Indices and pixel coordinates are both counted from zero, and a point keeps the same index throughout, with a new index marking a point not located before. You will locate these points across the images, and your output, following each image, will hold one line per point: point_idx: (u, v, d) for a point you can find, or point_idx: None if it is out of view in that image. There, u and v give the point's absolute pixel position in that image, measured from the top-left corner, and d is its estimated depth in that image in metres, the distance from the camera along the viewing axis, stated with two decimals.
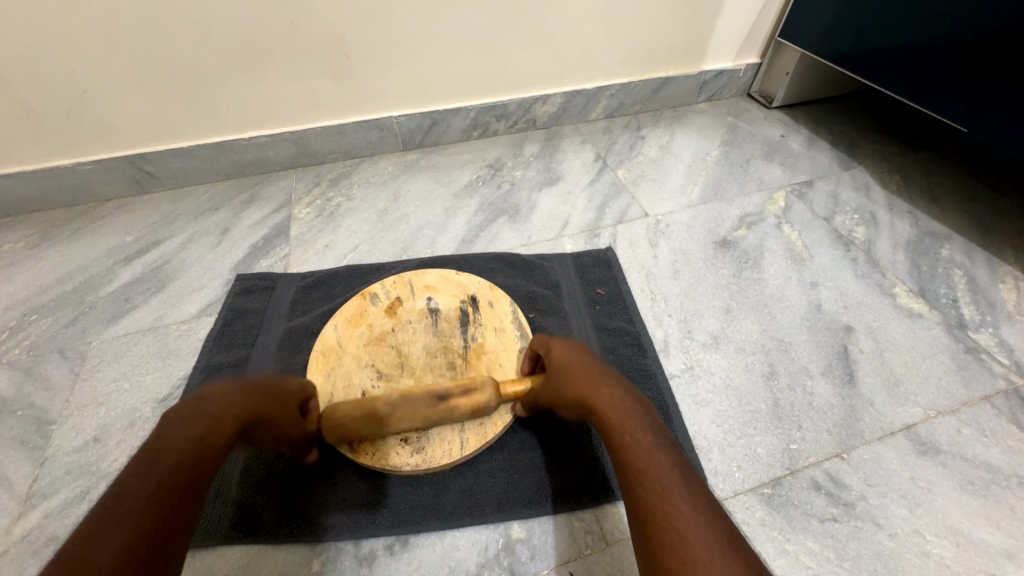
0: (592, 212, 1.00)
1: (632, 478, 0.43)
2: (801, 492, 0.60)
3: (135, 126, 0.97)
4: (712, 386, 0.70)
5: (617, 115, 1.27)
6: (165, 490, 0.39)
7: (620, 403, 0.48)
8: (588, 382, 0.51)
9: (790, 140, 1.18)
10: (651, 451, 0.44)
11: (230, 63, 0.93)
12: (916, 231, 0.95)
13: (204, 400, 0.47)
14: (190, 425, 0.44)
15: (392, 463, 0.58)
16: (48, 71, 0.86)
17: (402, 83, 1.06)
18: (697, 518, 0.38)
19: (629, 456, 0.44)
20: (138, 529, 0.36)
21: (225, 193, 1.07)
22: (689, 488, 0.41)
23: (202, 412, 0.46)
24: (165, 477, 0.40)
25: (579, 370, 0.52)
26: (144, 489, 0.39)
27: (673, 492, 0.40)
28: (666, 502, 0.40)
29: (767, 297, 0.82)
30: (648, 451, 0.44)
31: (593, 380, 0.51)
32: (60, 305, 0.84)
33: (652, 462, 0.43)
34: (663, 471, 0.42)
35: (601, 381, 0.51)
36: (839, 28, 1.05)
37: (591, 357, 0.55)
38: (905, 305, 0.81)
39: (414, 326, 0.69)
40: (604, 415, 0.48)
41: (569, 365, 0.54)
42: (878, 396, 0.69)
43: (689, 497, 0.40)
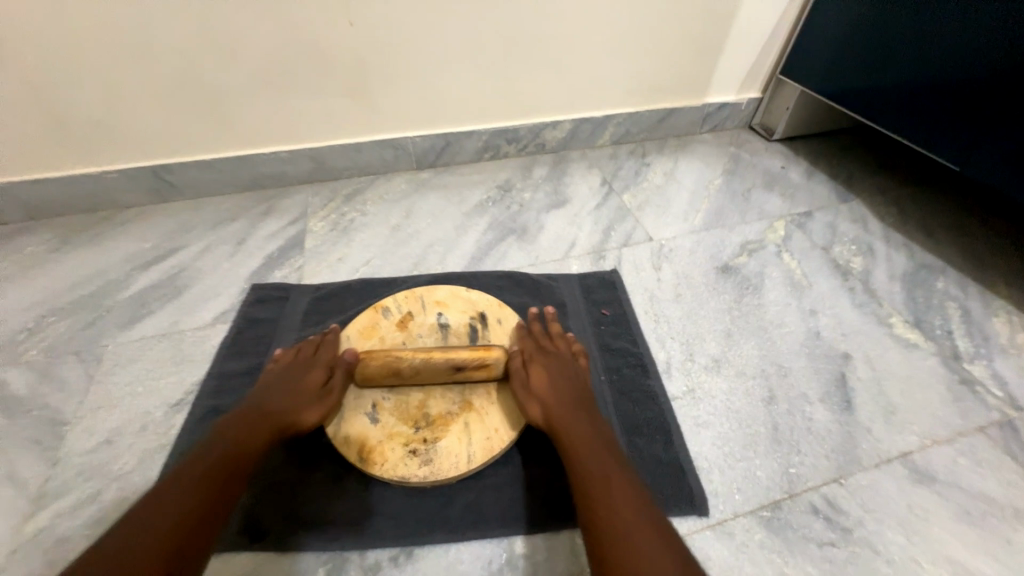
0: (598, 235, 1.03)
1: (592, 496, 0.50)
2: (799, 516, 0.60)
3: (162, 139, 1.02)
4: (713, 408, 0.71)
5: (623, 142, 1.32)
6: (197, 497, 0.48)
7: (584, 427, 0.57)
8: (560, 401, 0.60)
9: (790, 172, 1.23)
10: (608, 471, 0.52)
11: (260, 82, 0.98)
12: (911, 263, 0.98)
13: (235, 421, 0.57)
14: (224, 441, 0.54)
15: (400, 473, 0.59)
16: (88, 83, 0.91)
17: (420, 106, 1.11)
18: (644, 535, 0.46)
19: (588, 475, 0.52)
20: (173, 529, 0.45)
21: (243, 204, 1.10)
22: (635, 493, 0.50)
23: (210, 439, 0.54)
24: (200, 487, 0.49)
25: (549, 393, 0.61)
26: (182, 494, 0.47)
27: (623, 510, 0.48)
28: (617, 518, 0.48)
29: (766, 323, 0.84)
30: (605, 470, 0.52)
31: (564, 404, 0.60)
32: (78, 307, 0.86)
33: (608, 482, 0.51)
34: (616, 490, 0.50)
35: (567, 401, 0.61)
36: (837, 68, 1.11)
37: (559, 379, 0.63)
38: (901, 334, 0.83)
39: (424, 340, 0.71)
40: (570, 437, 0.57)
41: (540, 388, 0.62)
42: (875, 424, 0.70)
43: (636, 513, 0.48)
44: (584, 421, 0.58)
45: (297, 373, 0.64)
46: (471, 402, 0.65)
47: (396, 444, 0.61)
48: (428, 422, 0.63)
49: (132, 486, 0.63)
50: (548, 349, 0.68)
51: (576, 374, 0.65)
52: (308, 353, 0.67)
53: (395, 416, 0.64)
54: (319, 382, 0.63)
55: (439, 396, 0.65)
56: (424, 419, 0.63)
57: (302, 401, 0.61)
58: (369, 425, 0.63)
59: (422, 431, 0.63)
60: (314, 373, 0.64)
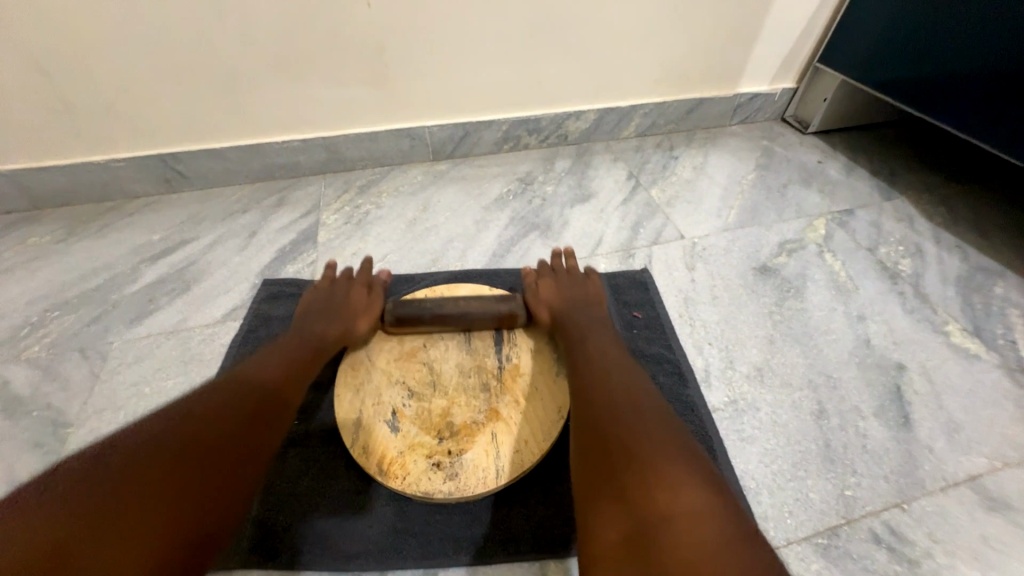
0: (626, 232, 0.97)
1: (580, 363, 0.58)
2: (860, 545, 0.55)
3: (171, 126, 0.97)
4: (758, 422, 0.66)
5: (648, 134, 1.26)
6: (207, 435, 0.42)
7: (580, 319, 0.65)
8: (562, 303, 0.68)
9: (828, 167, 1.16)
10: (598, 348, 0.59)
11: (270, 67, 0.93)
12: (965, 266, 0.91)
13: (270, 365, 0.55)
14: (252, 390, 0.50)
15: (423, 489, 0.55)
16: (93, 68, 0.87)
17: (438, 92, 1.05)
18: (621, 386, 0.52)
19: (581, 351, 0.59)
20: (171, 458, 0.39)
21: (254, 195, 1.06)
22: (631, 393, 0.51)
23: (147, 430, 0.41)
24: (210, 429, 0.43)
25: (555, 299, 0.69)
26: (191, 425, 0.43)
27: (607, 371, 0.55)
28: (600, 376, 0.54)
29: (811, 329, 0.78)
30: (596, 348, 0.59)
31: (566, 305, 0.68)
32: (84, 302, 0.82)
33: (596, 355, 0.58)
34: (602, 360, 0.57)
35: (571, 302, 0.68)
36: (887, 54, 1.03)
37: (565, 289, 0.71)
38: (959, 344, 0.77)
39: (446, 342, 0.67)
40: (568, 327, 0.64)
41: (549, 297, 0.69)
42: (938, 442, 0.64)
43: (618, 372, 0.55)
44: (584, 317, 0.66)
45: (339, 293, 0.69)
46: (499, 411, 0.60)
47: (419, 456, 0.57)
48: (452, 432, 0.58)
49: None
50: (563, 268, 0.76)
51: (586, 287, 0.72)
52: (342, 283, 0.72)
53: (417, 425, 0.59)
54: (365, 298, 0.69)
55: (464, 403, 0.61)
56: (449, 429, 0.59)
57: (353, 313, 0.66)
58: (389, 435, 0.58)
59: (446, 442, 0.58)
60: (356, 292, 0.70)
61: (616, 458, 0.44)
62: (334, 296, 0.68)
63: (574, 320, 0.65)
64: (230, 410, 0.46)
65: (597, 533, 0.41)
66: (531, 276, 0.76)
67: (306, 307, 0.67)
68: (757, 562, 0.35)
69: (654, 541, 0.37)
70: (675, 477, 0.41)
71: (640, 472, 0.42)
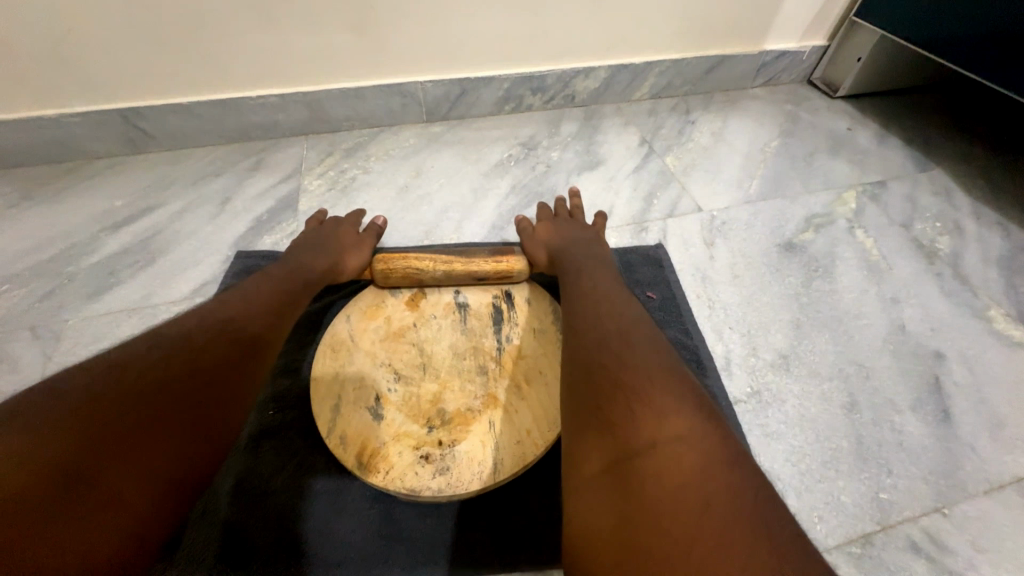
0: (638, 203, 0.88)
1: (573, 291, 0.55)
2: (895, 554, 0.50)
3: (129, 76, 0.86)
4: (784, 416, 0.60)
5: (663, 96, 1.15)
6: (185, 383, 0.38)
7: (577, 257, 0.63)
8: (561, 245, 0.67)
9: (858, 135, 1.06)
10: (593, 279, 0.56)
11: (237, 7, 0.81)
12: (1009, 245, 0.83)
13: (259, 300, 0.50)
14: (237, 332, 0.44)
15: (409, 484, 0.48)
16: (30, 5, 0.75)
17: (430, 41, 0.93)
18: (612, 310, 0.49)
19: (575, 282, 0.57)
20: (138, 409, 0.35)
21: (228, 158, 0.96)
22: (620, 321, 0.47)
23: (123, 364, 0.37)
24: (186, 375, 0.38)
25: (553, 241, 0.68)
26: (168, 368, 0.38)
27: (600, 297, 0.52)
28: (591, 301, 0.51)
29: (842, 313, 0.71)
30: (590, 279, 0.56)
31: (564, 247, 0.66)
32: (37, 274, 0.74)
33: (590, 284, 0.55)
34: (596, 289, 0.54)
35: (570, 244, 0.66)
36: (937, 4, 0.91)
37: (565, 233, 0.69)
38: (1002, 331, 0.70)
39: (438, 322, 0.59)
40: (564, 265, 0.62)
41: (549, 241, 0.69)
42: (980, 440, 0.58)
43: (611, 298, 0.51)
44: (583, 255, 0.63)
45: (328, 231, 0.69)
46: (496, 399, 0.53)
47: (405, 448, 0.50)
48: (443, 421, 0.52)
49: None
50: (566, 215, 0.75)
51: (588, 233, 0.70)
52: (329, 224, 0.71)
53: (404, 413, 0.52)
54: (354, 237, 0.69)
55: (457, 389, 0.54)
56: (439, 418, 0.52)
57: (344, 248, 0.66)
58: (372, 423, 0.52)
59: (437, 432, 0.51)
60: (343, 233, 0.69)
61: (602, 386, 0.40)
62: (322, 233, 0.68)
63: (572, 257, 0.63)
64: (212, 346, 0.41)
65: (576, 463, 0.37)
66: (527, 221, 0.76)
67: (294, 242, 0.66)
68: (748, 485, 0.32)
69: (638, 469, 0.34)
70: (664, 403, 0.37)
71: (627, 401, 0.38)
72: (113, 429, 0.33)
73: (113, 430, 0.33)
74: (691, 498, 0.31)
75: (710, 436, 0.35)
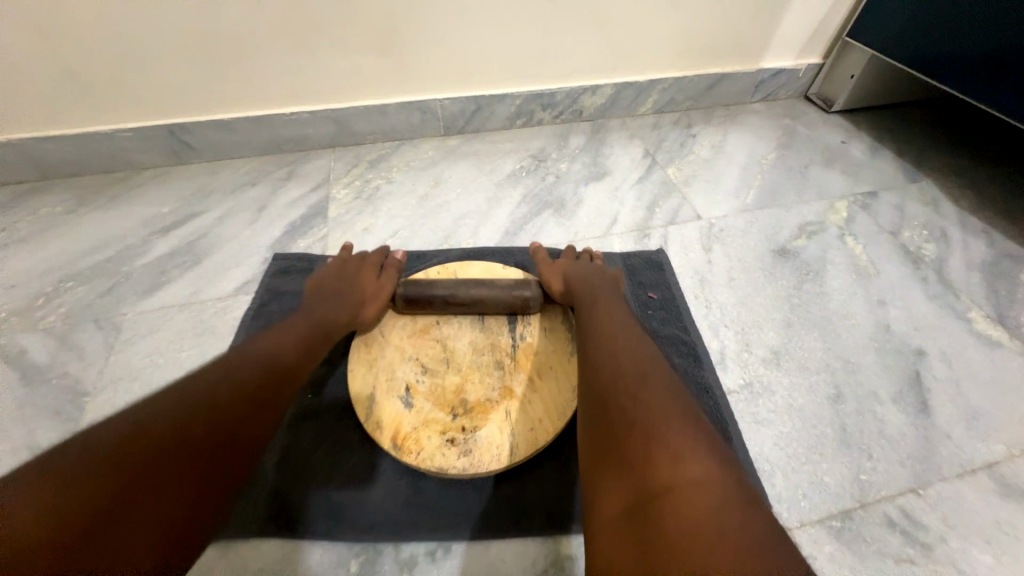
0: (641, 211, 0.95)
1: (588, 325, 0.57)
2: (873, 528, 0.55)
3: (177, 95, 0.95)
4: (773, 405, 0.65)
5: (666, 111, 1.22)
6: (199, 421, 0.41)
7: (590, 287, 0.64)
8: (576, 275, 0.68)
9: (851, 148, 1.12)
10: (608, 313, 0.59)
11: (276, 33, 0.90)
12: (992, 252, 0.88)
13: (276, 343, 0.53)
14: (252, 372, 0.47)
15: (437, 464, 0.54)
16: (96, 33, 0.84)
17: (450, 62, 1.01)
18: (628, 347, 0.52)
19: (590, 315, 0.59)
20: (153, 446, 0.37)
21: (263, 169, 1.04)
22: (637, 361, 0.49)
23: (144, 414, 0.40)
24: (201, 414, 0.41)
25: (569, 272, 0.69)
26: (186, 407, 0.41)
27: (616, 333, 0.54)
28: (608, 336, 0.54)
29: (830, 314, 0.77)
30: (605, 313, 0.59)
31: (579, 278, 0.67)
32: (96, 273, 0.82)
33: (605, 318, 0.57)
34: (610, 324, 0.56)
35: (585, 275, 0.68)
36: (923, 27, 0.98)
37: (581, 266, 0.70)
38: (982, 331, 0.75)
39: (459, 320, 0.66)
40: (577, 296, 0.64)
41: (566, 271, 0.69)
42: (955, 429, 0.63)
43: (626, 335, 0.54)
44: (598, 286, 0.65)
45: (350, 272, 0.68)
46: (513, 389, 0.60)
47: (433, 432, 0.57)
48: (466, 409, 0.58)
49: None
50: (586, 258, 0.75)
51: (604, 268, 0.71)
52: (353, 263, 0.70)
53: (430, 402, 0.59)
54: (374, 281, 0.67)
55: (477, 381, 0.60)
56: (462, 406, 0.59)
57: (362, 296, 0.64)
58: (403, 410, 0.58)
59: (460, 419, 0.58)
60: (366, 275, 0.68)
61: (622, 430, 0.43)
62: (344, 276, 0.67)
63: (587, 288, 0.65)
64: (226, 403, 0.43)
65: (600, 505, 0.40)
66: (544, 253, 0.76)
67: (316, 285, 0.66)
68: (762, 528, 0.34)
69: (658, 509, 0.36)
70: (680, 444, 0.40)
71: (646, 446, 0.40)
72: (135, 471, 0.36)
73: (125, 487, 0.35)
74: (706, 537, 0.33)
75: (726, 476, 0.37)
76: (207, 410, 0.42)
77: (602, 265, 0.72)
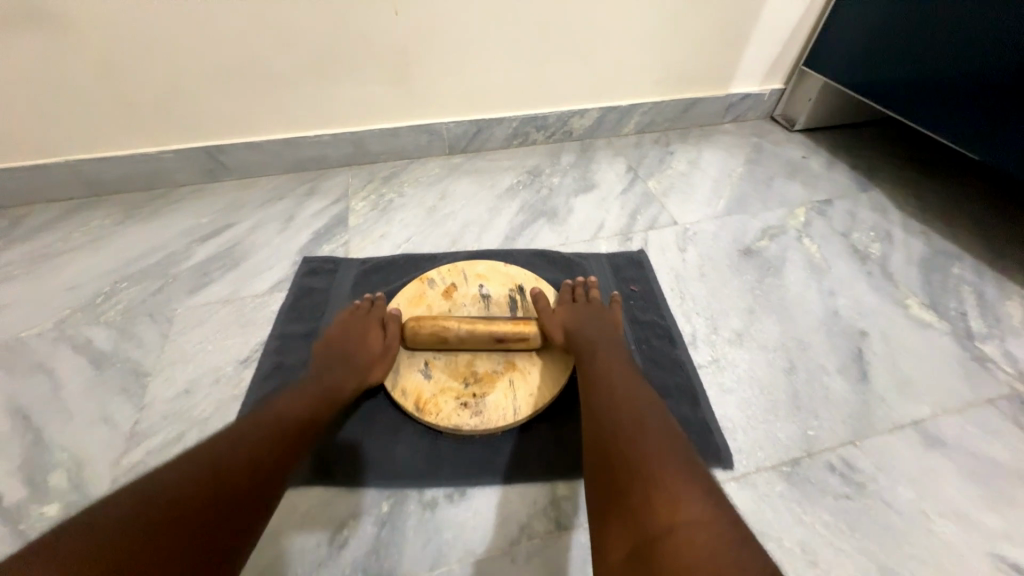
0: (625, 218, 1.08)
1: (588, 372, 0.63)
2: (817, 472, 0.66)
3: (217, 120, 1.08)
4: (736, 376, 0.77)
5: (647, 131, 1.36)
6: (204, 487, 0.44)
7: (588, 335, 0.69)
8: (574, 323, 0.71)
9: (811, 162, 1.26)
10: (606, 359, 0.64)
11: (307, 67, 1.04)
12: (929, 250, 1.01)
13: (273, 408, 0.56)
14: (250, 436, 0.51)
15: (453, 422, 0.65)
16: (153, 69, 0.98)
17: (456, 91, 1.16)
18: (625, 394, 0.57)
19: (589, 362, 0.64)
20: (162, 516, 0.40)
21: (288, 185, 1.17)
22: (634, 409, 0.55)
23: (152, 484, 0.43)
24: (204, 480, 0.44)
25: (567, 320, 0.71)
26: (190, 477, 0.44)
27: (613, 381, 0.60)
28: (607, 384, 0.60)
29: (787, 302, 0.89)
30: (603, 359, 0.64)
31: (577, 325, 0.71)
32: (147, 275, 0.93)
33: (603, 365, 0.63)
34: (608, 371, 0.62)
35: (583, 322, 0.71)
36: (864, 58, 1.13)
37: (579, 312, 0.73)
38: (917, 315, 0.87)
39: (468, 308, 0.78)
40: (577, 342, 0.68)
41: (565, 318, 0.72)
42: (889, 393, 0.75)
43: (623, 383, 0.59)
44: (596, 333, 0.69)
45: (355, 333, 0.70)
46: (515, 363, 0.71)
47: (449, 398, 0.68)
48: (476, 379, 0.69)
49: (211, 429, 0.70)
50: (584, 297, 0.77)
51: (602, 313, 0.74)
52: (356, 320, 0.73)
53: (446, 373, 0.70)
54: (379, 343, 0.70)
55: (485, 356, 0.72)
56: (473, 376, 0.70)
57: (368, 362, 0.67)
58: (423, 380, 0.69)
59: (471, 387, 0.69)
60: (372, 336, 0.70)
61: (625, 476, 0.48)
62: (350, 337, 0.69)
63: (585, 333, 0.69)
64: (228, 468, 0.46)
65: (608, 550, 0.44)
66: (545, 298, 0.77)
67: (323, 349, 0.68)
68: (752, 561, 0.39)
69: (659, 556, 0.40)
70: (675, 491, 0.44)
71: (647, 491, 0.45)
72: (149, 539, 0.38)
73: (125, 572, 0.36)
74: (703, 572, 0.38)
75: (715, 521, 0.42)
76: (209, 476, 0.45)
77: (600, 309, 0.75)
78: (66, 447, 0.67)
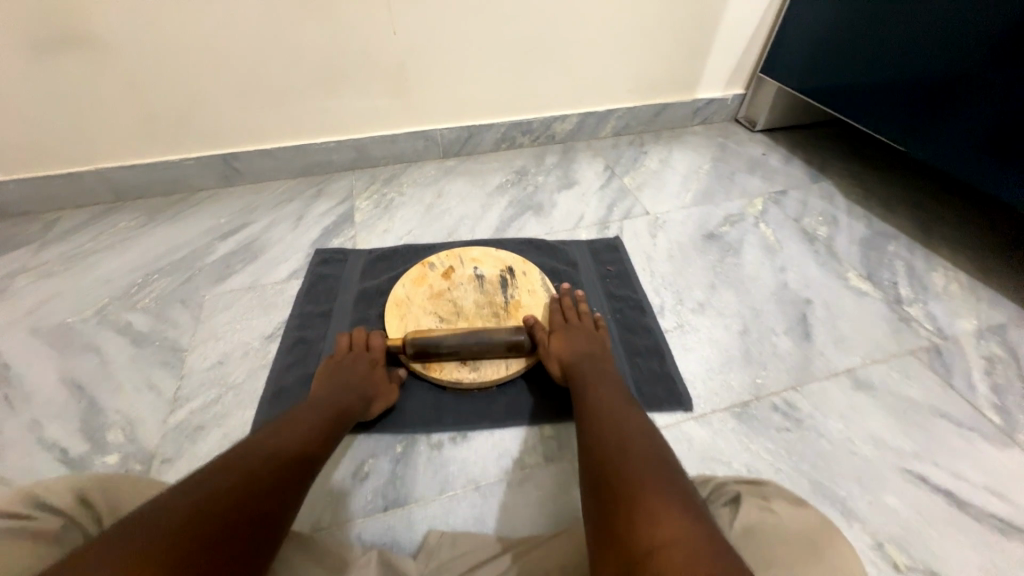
0: (602, 210, 1.21)
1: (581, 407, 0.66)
2: (763, 411, 0.78)
3: (233, 130, 1.20)
4: (698, 338, 0.89)
5: (623, 134, 1.50)
6: (236, 486, 0.48)
7: (581, 366, 0.72)
8: (568, 354, 0.75)
9: (769, 158, 1.41)
10: (597, 392, 0.67)
11: (316, 82, 1.17)
12: (869, 231, 1.15)
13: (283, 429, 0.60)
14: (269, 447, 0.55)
15: (454, 376, 0.77)
16: (179, 86, 1.10)
17: (449, 101, 1.29)
18: (614, 427, 0.60)
19: (582, 396, 0.68)
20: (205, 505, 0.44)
21: (297, 188, 1.28)
22: (622, 438, 0.57)
23: (188, 484, 0.46)
24: (236, 479, 0.48)
25: (562, 352, 0.75)
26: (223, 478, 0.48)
27: (603, 415, 0.62)
28: (597, 417, 0.62)
29: (743, 277, 1.02)
30: (595, 392, 0.67)
31: (571, 355, 0.74)
32: (175, 268, 1.04)
33: (594, 398, 0.66)
34: (599, 405, 0.65)
35: (578, 352, 0.75)
36: (810, 64, 1.29)
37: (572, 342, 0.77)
38: (855, 285, 1.01)
39: (465, 286, 0.89)
40: (572, 374, 0.72)
41: (559, 351, 0.75)
42: (827, 348, 0.88)
43: (612, 415, 0.62)
44: (590, 364, 0.73)
45: (361, 363, 0.74)
46: None
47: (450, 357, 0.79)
48: None
49: (243, 392, 0.80)
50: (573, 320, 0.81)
51: (595, 341, 0.77)
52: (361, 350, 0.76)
53: None
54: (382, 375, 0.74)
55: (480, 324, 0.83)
56: None
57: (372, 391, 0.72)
58: None
59: None
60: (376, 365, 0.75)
61: (610, 501, 0.50)
62: (356, 366, 0.73)
63: (578, 364, 0.73)
64: (255, 471, 0.51)
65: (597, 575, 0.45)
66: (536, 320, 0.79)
67: (330, 375, 0.72)
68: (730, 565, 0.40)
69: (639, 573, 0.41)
70: (654, 510, 0.46)
71: (628, 511, 0.47)
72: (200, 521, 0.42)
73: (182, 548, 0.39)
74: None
75: (694, 533, 0.43)
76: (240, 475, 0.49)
77: (594, 337, 0.79)
78: (119, 410, 0.78)
